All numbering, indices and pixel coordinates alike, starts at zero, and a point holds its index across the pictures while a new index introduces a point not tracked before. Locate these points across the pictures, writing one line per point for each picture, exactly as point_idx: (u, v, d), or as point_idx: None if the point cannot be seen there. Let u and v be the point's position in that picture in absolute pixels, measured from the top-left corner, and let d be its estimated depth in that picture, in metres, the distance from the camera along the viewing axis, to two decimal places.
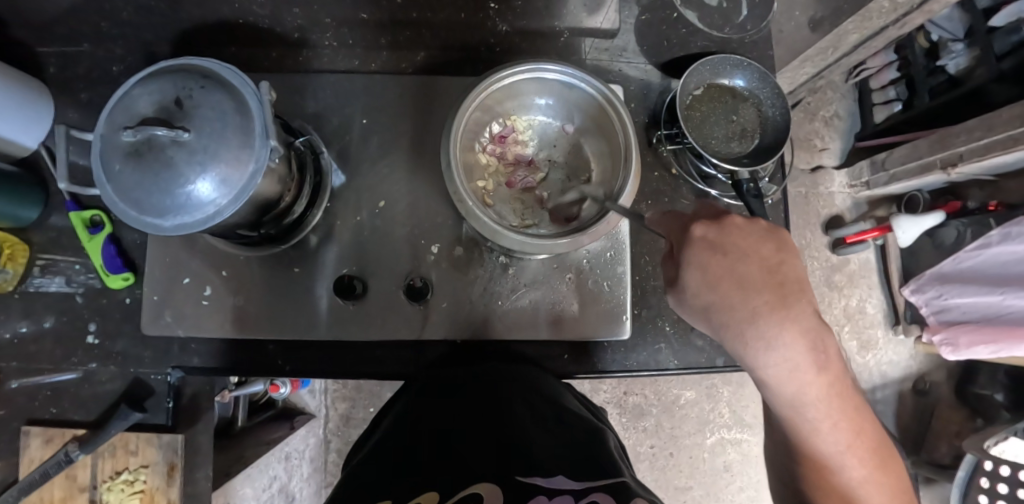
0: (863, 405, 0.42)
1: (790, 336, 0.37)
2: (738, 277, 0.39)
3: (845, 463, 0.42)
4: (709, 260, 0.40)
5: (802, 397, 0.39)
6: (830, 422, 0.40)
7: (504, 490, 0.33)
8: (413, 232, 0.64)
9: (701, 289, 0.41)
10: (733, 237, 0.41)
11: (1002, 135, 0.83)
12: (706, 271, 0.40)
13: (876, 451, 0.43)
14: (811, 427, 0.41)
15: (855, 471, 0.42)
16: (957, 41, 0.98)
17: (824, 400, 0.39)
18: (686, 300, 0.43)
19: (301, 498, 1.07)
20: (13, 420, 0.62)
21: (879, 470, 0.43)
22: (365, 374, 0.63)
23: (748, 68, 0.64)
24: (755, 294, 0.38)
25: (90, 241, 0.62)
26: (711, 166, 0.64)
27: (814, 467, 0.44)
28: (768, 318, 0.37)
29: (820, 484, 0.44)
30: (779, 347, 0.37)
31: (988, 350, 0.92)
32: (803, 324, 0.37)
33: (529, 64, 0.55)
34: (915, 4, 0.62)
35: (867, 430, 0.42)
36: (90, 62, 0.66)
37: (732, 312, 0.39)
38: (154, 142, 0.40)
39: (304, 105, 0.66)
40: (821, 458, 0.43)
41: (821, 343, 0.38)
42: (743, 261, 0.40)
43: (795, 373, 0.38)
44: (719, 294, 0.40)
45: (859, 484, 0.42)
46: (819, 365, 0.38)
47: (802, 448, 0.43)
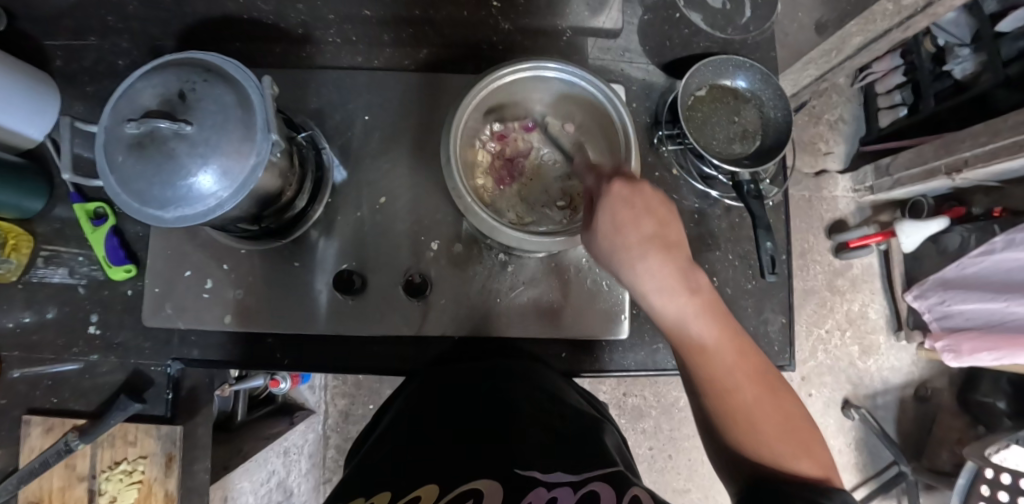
0: (742, 332, 0.43)
1: (660, 263, 0.42)
2: (635, 214, 0.42)
3: (735, 382, 0.41)
4: (613, 202, 0.42)
5: (681, 320, 0.42)
6: (713, 340, 0.41)
7: (503, 484, 0.33)
8: (413, 228, 0.65)
9: (607, 230, 0.42)
10: (643, 191, 0.43)
11: (1007, 140, 0.83)
12: (613, 212, 0.42)
13: (766, 377, 0.42)
14: (697, 345, 0.42)
15: (747, 391, 0.41)
16: (964, 46, 0.97)
17: (702, 319, 0.42)
18: (595, 240, 0.44)
19: (300, 493, 1.07)
20: (15, 409, 0.63)
21: (771, 394, 0.41)
22: (363, 369, 0.63)
23: (750, 69, 0.64)
24: (642, 230, 0.42)
25: (93, 232, 0.63)
26: (712, 166, 0.64)
27: (715, 394, 0.41)
28: (644, 251, 0.42)
29: (723, 412, 0.41)
30: (650, 268, 0.42)
31: (990, 357, 0.91)
32: (677, 258, 0.42)
33: (530, 63, 0.55)
34: (920, 6, 0.62)
35: (749, 353, 0.42)
36: (96, 55, 0.66)
37: (625, 247, 0.42)
38: (156, 134, 0.40)
39: (307, 101, 0.66)
40: (714, 378, 0.41)
41: (690, 271, 0.42)
42: (643, 205, 0.42)
43: (670, 292, 0.42)
44: (621, 235, 0.42)
45: (755, 406, 0.40)
46: (692, 288, 0.42)
47: (699, 374, 0.42)
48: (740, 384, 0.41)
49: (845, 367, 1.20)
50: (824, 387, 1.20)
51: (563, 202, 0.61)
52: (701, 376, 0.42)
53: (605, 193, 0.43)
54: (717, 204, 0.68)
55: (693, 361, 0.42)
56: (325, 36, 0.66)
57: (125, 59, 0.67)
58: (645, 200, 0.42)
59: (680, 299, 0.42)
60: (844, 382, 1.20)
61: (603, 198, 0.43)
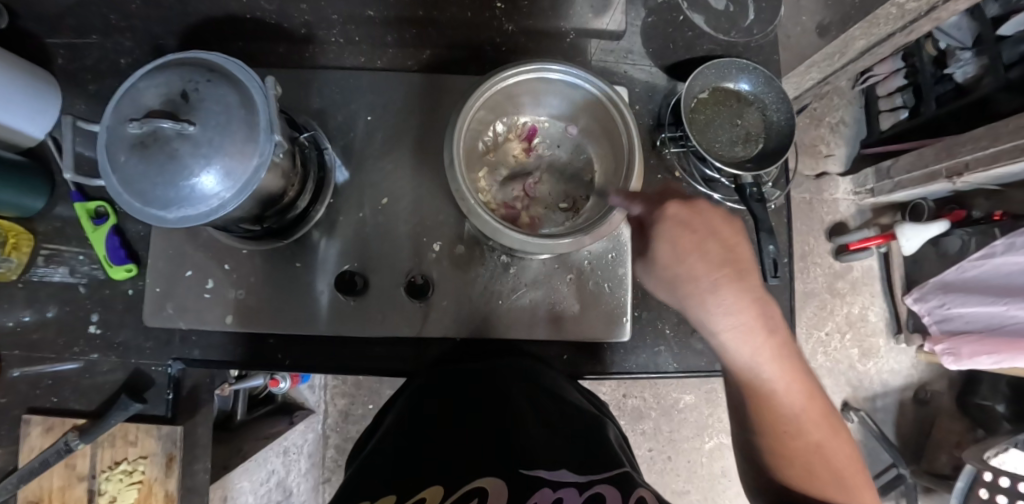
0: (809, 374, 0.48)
1: (733, 295, 0.43)
2: (701, 242, 0.43)
3: (796, 427, 0.46)
4: (677, 230, 0.43)
5: (754, 358, 0.45)
6: (785, 388, 0.46)
7: (507, 483, 0.33)
8: (415, 229, 0.64)
9: (670, 259, 0.44)
10: (702, 216, 0.44)
11: (1008, 144, 0.82)
12: (676, 240, 0.43)
13: (829, 422, 0.47)
14: (768, 392, 0.46)
15: (808, 434, 0.46)
16: (965, 50, 0.98)
17: (776, 367, 0.45)
18: (656, 270, 0.45)
19: (299, 492, 1.07)
20: (14, 408, 0.63)
21: (829, 436, 0.47)
22: (365, 369, 0.63)
23: (754, 72, 0.64)
24: (711, 261, 0.43)
25: (94, 231, 0.62)
26: (715, 170, 0.64)
27: (775, 436, 0.46)
28: (716, 284, 0.43)
29: (778, 451, 0.46)
30: (723, 304, 0.43)
31: (990, 360, 0.91)
32: (749, 287, 0.44)
33: (534, 65, 0.55)
34: (923, 10, 0.62)
35: (815, 399, 0.47)
36: (98, 54, 0.66)
37: (693, 282, 0.44)
38: (159, 134, 0.40)
39: (310, 101, 0.66)
40: (778, 422, 0.46)
41: (764, 305, 0.44)
42: (707, 229, 0.43)
43: (744, 331, 0.44)
44: (685, 267, 0.43)
45: (813, 449, 0.46)
46: (768, 328, 0.44)
47: (763, 417, 0.46)
48: (801, 428, 0.46)
49: (845, 370, 1.20)
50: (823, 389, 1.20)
51: (565, 204, 0.62)
52: (763, 417, 0.47)
53: (660, 220, 0.44)
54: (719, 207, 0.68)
55: (760, 405, 0.46)
56: (328, 37, 0.66)
57: (127, 57, 0.66)
58: (705, 221, 0.44)
59: (756, 340, 0.45)
60: (844, 384, 1.20)
61: (658, 225, 0.44)
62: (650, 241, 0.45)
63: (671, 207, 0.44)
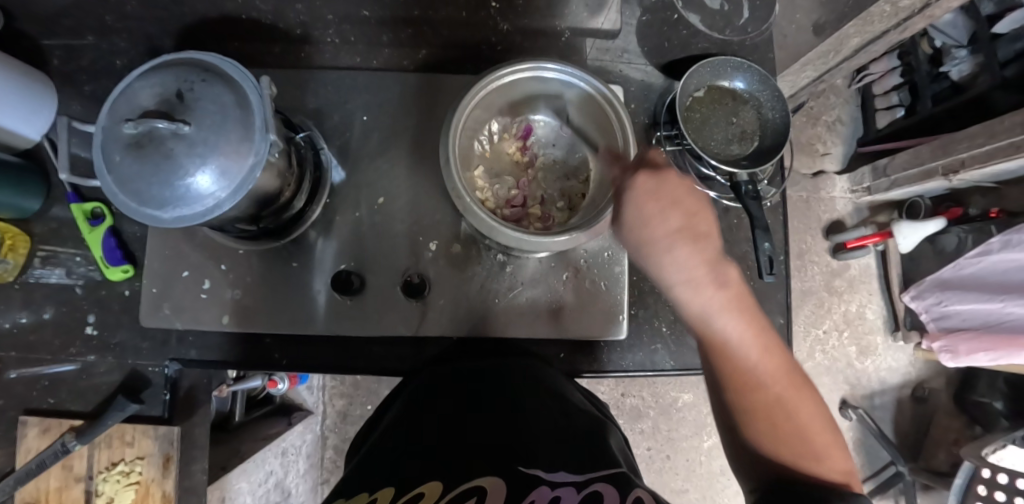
0: (772, 330, 0.44)
1: (687, 253, 0.42)
2: (660, 204, 0.42)
3: (760, 382, 0.42)
4: (640, 196, 0.43)
5: (711, 315, 0.42)
6: (742, 341, 0.42)
7: (506, 481, 0.33)
8: (412, 228, 0.65)
9: (632, 222, 0.43)
10: (664, 180, 0.42)
11: (1003, 142, 0.83)
12: (638, 204, 0.43)
13: (795, 381, 0.43)
14: (725, 345, 0.42)
15: (771, 390, 0.42)
16: (961, 48, 0.98)
17: (731, 319, 0.42)
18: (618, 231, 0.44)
19: (297, 493, 1.07)
20: (11, 409, 0.62)
21: (792, 393, 0.42)
22: (362, 369, 0.63)
23: (749, 71, 0.64)
24: (667, 221, 0.42)
25: (90, 233, 0.62)
26: (710, 168, 0.63)
27: (739, 394, 0.42)
28: (671, 242, 0.42)
29: (747, 412, 0.42)
30: (677, 260, 0.42)
31: (987, 357, 0.92)
32: (704, 247, 0.42)
33: (529, 63, 0.55)
34: (916, 9, 0.62)
35: (778, 354, 0.43)
36: (94, 54, 0.66)
37: (650, 240, 0.42)
38: (155, 134, 0.40)
39: (306, 101, 0.66)
40: (741, 378, 0.42)
41: (717, 264, 0.42)
42: (667, 194, 0.42)
43: (698, 287, 0.42)
44: (644, 226, 0.42)
45: (776, 405, 0.41)
46: (721, 282, 0.42)
47: (724, 373, 0.42)
48: (764, 384, 0.42)
49: (843, 368, 1.20)
50: (821, 387, 1.20)
51: (563, 203, 0.62)
52: (727, 375, 0.42)
53: (630, 186, 0.43)
54: (716, 205, 0.68)
55: (720, 360, 0.43)
56: (324, 37, 0.66)
57: (123, 58, 0.66)
58: (670, 191, 0.42)
59: (710, 295, 0.42)
60: (841, 382, 1.20)
61: (629, 191, 0.43)
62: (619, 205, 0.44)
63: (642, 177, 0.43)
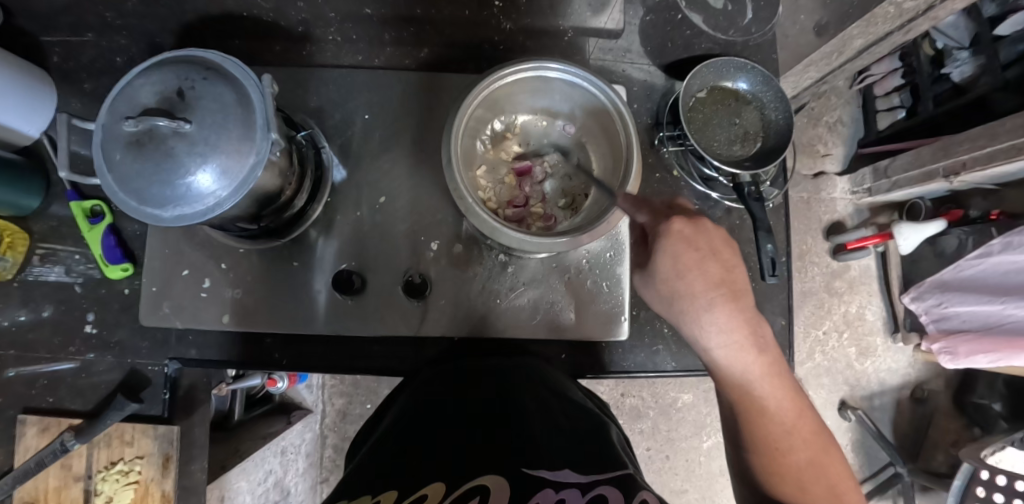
0: (800, 391, 0.46)
1: (728, 314, 0.42)
2: (702, 259, 0.42)
3: (789, 443, 0.43)
4: (680, 245, 0.42)
5: (746, 374, 0.43)
6: (774, 401, 0.44)
7: (509, 482, 0.33)
8: (413, 228, 0.64)
9: (671, 274, 0.42)
10: (705, 235, 0.42)
11: (1005, 144, 0.83)
12: (676, 256, 0.41)
13: (819, 440, 0.44)
14: (760, 405, 0.43)
15: (799, 451, 0.43)
16: (962, 49, 0.98)
17: (766, 381, 0.43)
18: (655, 284, 0.43)
19: (296, 492, 1.07)
20: (9, 408, 0.62)
21: (818, 455, 0.44)
22: (362, 369, 0.63)
23: (751, 71, 0.64)
24: (709, 279, 0.42)
25: (90, 230, 0.62)
26: (713, 169, 0.64)
27: (768, 454, 0.43)
28: (711, 302, 0.42)
29: (770, 469, 0.43)
30: (717, 321, 0.42)
31: (986, 358, 0.92)
32: (743, 308, 0.42)
33: (531, 63, 0.55)
34: (922, 9, 0.61)
35: (805, 413, 0.45)
36: (94, 51, 0.66)
37: (690, 298, 0.42)
38: (155, 132, 0.40)
39: (307, 100, 0.66)
40: (771, 439, 0.43)
41: (757, 325, 0.43)
42: (709, 248, 0.42)
43: (737, 349, 0.43)
44: (685, 283, 0.42)
45: (804, 466, 0.43)
46: (760, 347, 0.43)
47: (753, 434, 0.44)
48: (793, 445, 0.43)
49: (843, 369, 1.20)
50: (821, 388, 1.20)
51: (565, 202, 0.62)
52: (756, 431, 0.44)
53: (663, 233, 0.42)
54: (718, 206, 0.68)
55: (751, 420, 0.44)
56: (326, 35, 0.65)
57: (123, 55, 0.66)
58: (709, 241, 0.42)
59: (747, 357, 0.43)
60: (841, 383, 1.20)
61: (662, 239, 0.42)
62: (652, 253, 0.43)
63: (676, 224, 0.42)
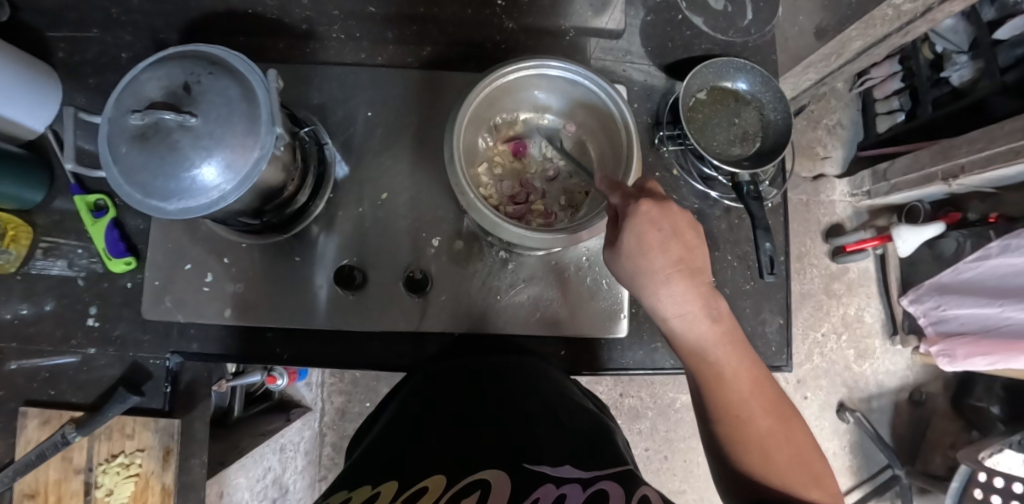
0: (761, 366, 0.44)
1: (684, 288, 0.43)
2: (662, 238, 0.42)
3: (750, 412, 0.41)
4: (644, 224, 0.42)
5: (704, 345, 0.43)
6: (732, 370, 0.43)
7: (511, 477, 0.33)
8: (414, 224, 0.65)
9: (633, 249, 0.43)
10: (667, 213, 0.43)
11: (1003, 147, 0.83)
12: (641, 234, 0.42)
13: (784, 413, 0.42)
14: (717, 374, 0.43)
15: (762, 420, 0.41)
16: (961, 53, 0.98)
17: (722, 350, 0.43)
18: (618, 259, 0.44)
19: (295, 490, 1.07)
20: (11, 401, 0.62)
21: (783, 426, 0.41)
22: (362, 364, 0.63)
23: (751, 72, 0.64)
24: (668, 254, 0.42)
25: (93, 224, 0.62)
26: (712, 168, 0.65)
27: (729, 424, 0.41)
28: (669, 276, 0.42)
29: (734, 439, 0.41)
30: (673, 294, 0.43)
31: (985, 361, 0.92)
32: (700, 284, 0.43)
33: (533, 61, 0.55)
34: (920, 11, 0.61)
35: (766, 385, 0.43)
36: (99, 48, 0.66)
37: (650, 273, 0.43)
38: (161, 126, 0.40)
39: (310, 96, 0.66)
40: (731, 406, 0.42)
41: (712, 298, 0.43)
42: (671, 228, 0.43)
43: (692, 319, 0.43)
44: (646, 257, 0.42)
45: (768, 435, 0.40)
46: (713, 316, 0.43)
47: (715, 403, 0.42)
48: (754, 413, 0.41)
49: (841, 370, 1.21)
50: (819, 390, 1.20)
51: (565, 200, 0.62)
52: (718, 401, 0.42)
53: (631, 213, 0.42)
54: (717, 205, 0.69)
55: (710, 389, 0.43)
56: (329, 33, 0.66)
57: (128, 51, 0.67)
58: (671, 221, 0.43)
59: (703, 329, 0.43)
60: (839, 385, 1.21)
61: (629, 218, 0.43)
62: (619, 232, 0.43)
63: (645, 206, 0.43)
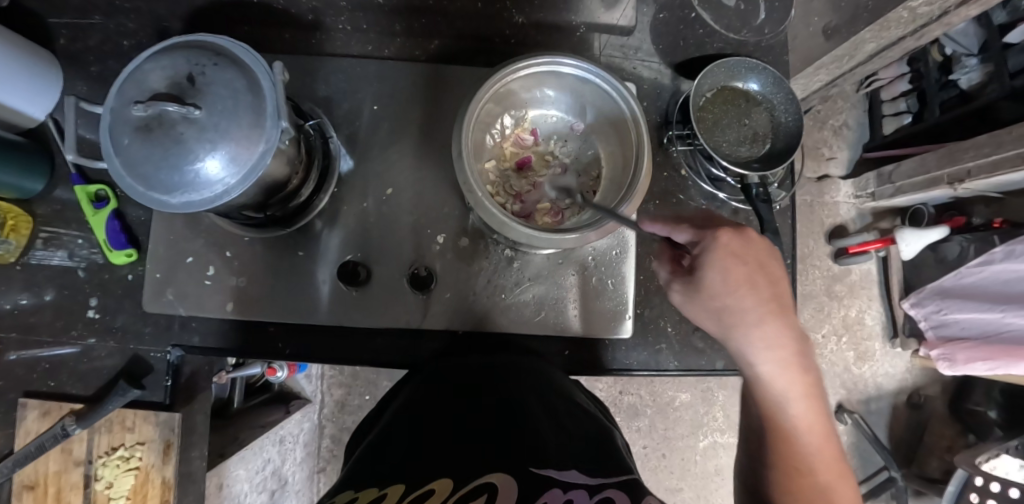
0: (828, 417, 0.44)
1: (775, 333, 0.42)
2: (751, 278, 0.41)
3: (811, 463, 0.42)
4: (729, 260, 0.41)
5: (785, 391, 0.42)
6: (807, 419, 0.43)
7: (518, 481, 0.33)
8: (419, 220, 0.64)
9: (717, 288, 0.42)
10: (753, 250, 0.42)
11: (1011, 152, 0.82)
12: (727, 271, 0.41)
13: (838, 469, 0.43)
14: (791, 423, 0.42)
15: (819, 474, 0.42)
16: (971, 56, 0.97)
17: (804, 398, 0.42)
18: (702, 295, 0.43)
19: (294, 482, 1.08)
20: (10, 391, 0.62)
21: (838, 483, 0.42)
22: (365, 361, 0.63)
23: (763, 72, 0.63)
24: (759, 296, 0.41)
25: (94, 215, 0.62)
26: (721, 169, 0.64)
27: (787, 470, 0.42)
28: (761, 316, 0.42)
29: (791, 489, 0.42)
30: (765, 337, 0.42)
31: (985, 366, 0.91)
32: (790, 328, 0.42)
33: (545, 58, 0.54)
34: (934, 15, 0.60)
35: (829, 438, 0.43)
36: (101, 35, 0.65)
37: (740, 312, 0.42)
38: (165, 118, 0.39)
39: (316, 89, 0.65)
40: (794, 458, 0.42)
41: (800, 343, 0.43)
42: (757, 267, 0.42)
43: (780, 366, 0.42)
44: (734, 297, 0.41)
45: (823, 491, 0.41)
46: (802, 365, 0.42)
47: (778, 448, 0.43)
48: (814, 466, 0.42)
49: (841, 372, 1.21)
50: None
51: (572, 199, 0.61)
52: (781, 450, 0.43)
53: (712, 246, 0.41)
54: (724, 207, 0.68)
55: (778, 435, 0.43)
56: (336, 24, 0.65)
57: (130, 39, 0.65)
58: (755, 257, 0.42)
59: (792, 374, 0.42)
60: (838, 387, 1.21)
61: (712, 252, 0.41)
62: (701, 268, 0.42)
63: (726, 237, 0.42)
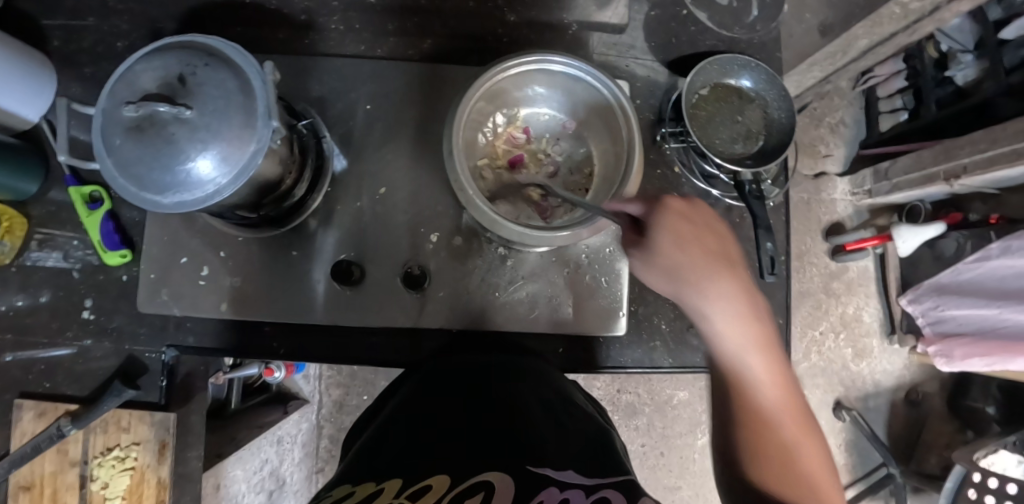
0: (790, 373, 0.44)
1: (728, 286, 0.42)
2: (696, 234, 0.42)
3: (776, 420, 0.42)
4: (675, 218, 0.42)
5: (744, 347, 0.42)
6: (767, 376, 0.42)
7: (515, 480, 0.33)
8: (413, 219, 0.64)
9: (666, 246, 0.42)
10: (694, 211, 0.44)
11: (1007, 148, 0.82)
12: (674, 229, 0.42)
13: (803, 425, 0.43)
14: (751, 381, 0.42)
15: (785, 431, 0.42)
16: (966, 52, 0.98)
17: (761, 354, 0.42)
18: (653, 257, 0.42)
19: (292, 482, 1.08)
20: (6, 392, 0.62)
21: (804, 438, 0.42)
22: (360, 360, 0.63)
23: (756, 69, 0.64)
24: (707, 250, 0.42)
25: (89, 216, 0.62)
26: (714, 165, 0.64)
27: (751, 431, 0.42)
28: (711, 270, 0.42)
29: (755, 449, 0.41)
30: (720, 293, 0.42)
31: (982, 362, 0.91)
32: (741, 281, 0.43)
33: (536, 56, 0.55)
34: (928, 11, 0.61)
35: (793, 394, 0.43)
36: (95, 36, 0.65)
37: (691, 269, 0.41)
38: (156, 118, 0.39)
39: (309, 89, 0.66)
40: (756, 416, 0.42)
41: (754, 296, 0.43)
42: (702, 225, 0.43)
43: (735, 321, 0.42)
44: (683, 254, 0.41)
45: (790, 448, 0.41)
46: (757, 318, 0.43)
47: (742, 409, 0.43)
48: (779, 423, 0.42)
49: (838, 369, 1.21)
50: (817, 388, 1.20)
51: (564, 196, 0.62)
52: (744, 410, 0.43)
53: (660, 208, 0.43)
54: (718, 204, 0.68)
55: (738, 394, 0.43)
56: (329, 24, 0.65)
57: (124, 40, 0.65)
58: (697, 217, 0.44)
59: (749, 328, 0.42)
60: (836, 384, 1.21)
61: (658, 213, 0.43)
62: (649, 230, 0.42)
63: (671, 201, 0.43)
